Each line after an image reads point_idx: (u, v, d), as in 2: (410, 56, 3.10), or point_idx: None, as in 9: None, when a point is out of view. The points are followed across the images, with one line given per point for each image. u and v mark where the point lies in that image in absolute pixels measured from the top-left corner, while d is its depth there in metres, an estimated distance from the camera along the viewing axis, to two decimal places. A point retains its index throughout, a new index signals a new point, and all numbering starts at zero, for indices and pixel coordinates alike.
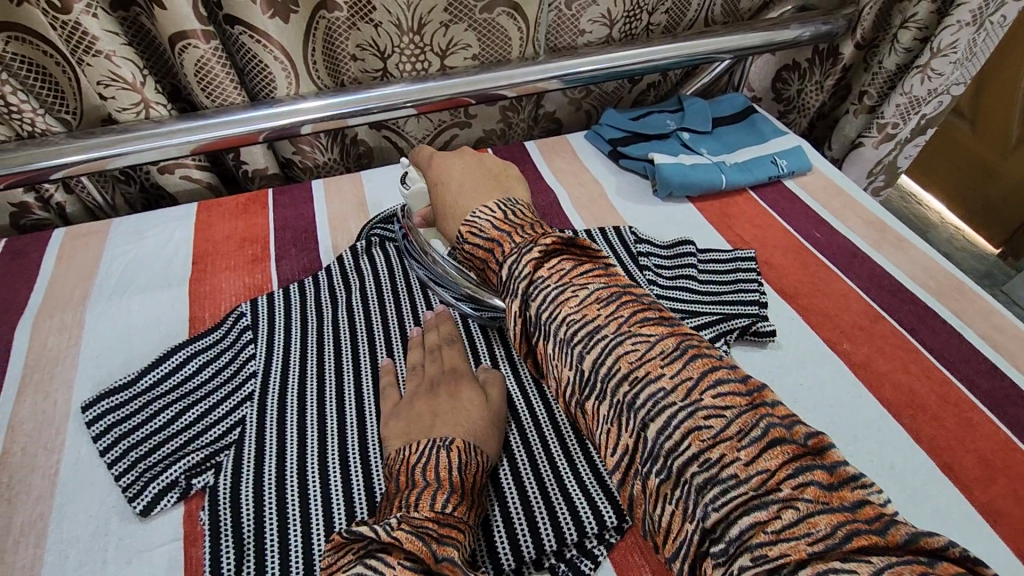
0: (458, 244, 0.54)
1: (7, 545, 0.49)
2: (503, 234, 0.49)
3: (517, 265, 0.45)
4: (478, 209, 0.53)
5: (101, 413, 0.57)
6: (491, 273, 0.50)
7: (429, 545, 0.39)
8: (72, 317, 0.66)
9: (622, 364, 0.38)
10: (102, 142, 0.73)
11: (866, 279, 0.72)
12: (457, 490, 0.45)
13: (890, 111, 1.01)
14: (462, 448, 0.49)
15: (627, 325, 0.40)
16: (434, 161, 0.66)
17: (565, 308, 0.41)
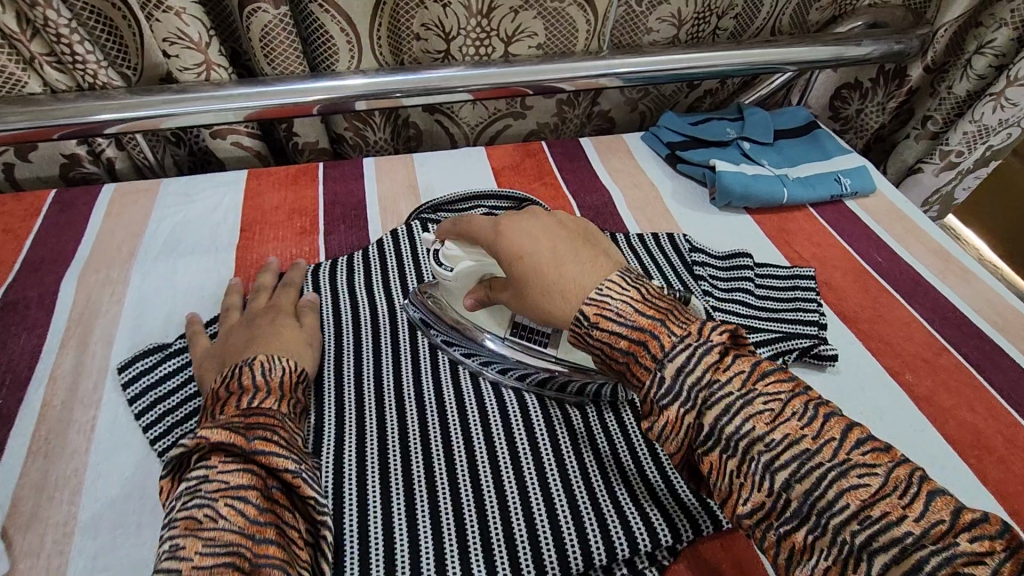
0: (579, 327, 0.43)
1: (43, 497, 0.48)
2: (656, 324, 0.41)
3: (680, 357, 0.39)
4: (600, 281, 0.43)
5: (139, 375, 0.56)
6: (639, 368, 0.41)
7: (239, 433, 0.42)
8: (117, 273, 0.66)
9: (754, 424, 0.37)
10: (159, 100, 0.72)
11: (929, 309, 0.69)
12: (272, 390, 0.47)
13: (955, 138, 0.98)
14: (265, 360, 0.49)
15: (748, 382, 0.38)
16: (501, 228, 0.48)
17: (716, 379, 0.38)
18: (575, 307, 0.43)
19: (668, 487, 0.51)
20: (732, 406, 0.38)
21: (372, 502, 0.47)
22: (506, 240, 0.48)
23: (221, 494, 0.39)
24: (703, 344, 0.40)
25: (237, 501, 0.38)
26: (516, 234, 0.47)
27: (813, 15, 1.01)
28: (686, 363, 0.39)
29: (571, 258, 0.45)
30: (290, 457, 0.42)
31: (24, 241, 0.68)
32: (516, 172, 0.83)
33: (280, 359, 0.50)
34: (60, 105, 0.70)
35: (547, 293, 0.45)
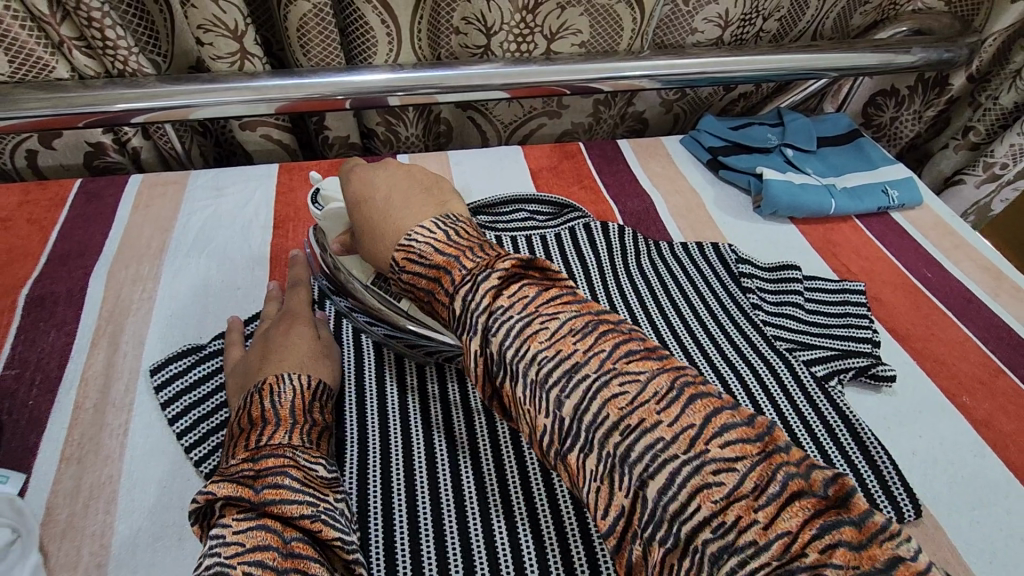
0: (393, 272, 0.44)
1: (78, 506, 0.46)
2: (449, 260, 0.40)
3: (464, 290, 0.38)
4: (413, 227, 0.44)
5: (172, 378, 0.54)
6: (440, 306, 0.40)
7: (244, 484, 0.39)
8: (148, 268, 0.63)
9: (702, 503, 0.28)
10: (192, 89, 0.70)
11: (983, 329, 0.67)
12: (280, 420, 0.45)
13: (1000, 151, 0.95)
14: (274, 382, 0.48)
15: (532, 304, 0.36)
16: (356, 173, 0.51)
17: (510, 313, 0.36)
18: (392, 247, 0.44)
19: None
20: (678, 472, 0.29)
21: (424, 522, 0.45)
22: (351, 190, 0.51)
23: (237, 558, 0.34)
24: (488, 272, 0.38)
25: (252, 563, 0.34)
26: (360, 178, 0.51)
27: (856, 20, 0.99)
28: (471, 296, 0.37)
29: (400, 198, 0.47)
30: (305, 501, 0.39)
31: (51, 233, 0.65)
32: (555, 175, 0.81)
33: (288, 376, 0.49)
34: (89, 93, 0.67)
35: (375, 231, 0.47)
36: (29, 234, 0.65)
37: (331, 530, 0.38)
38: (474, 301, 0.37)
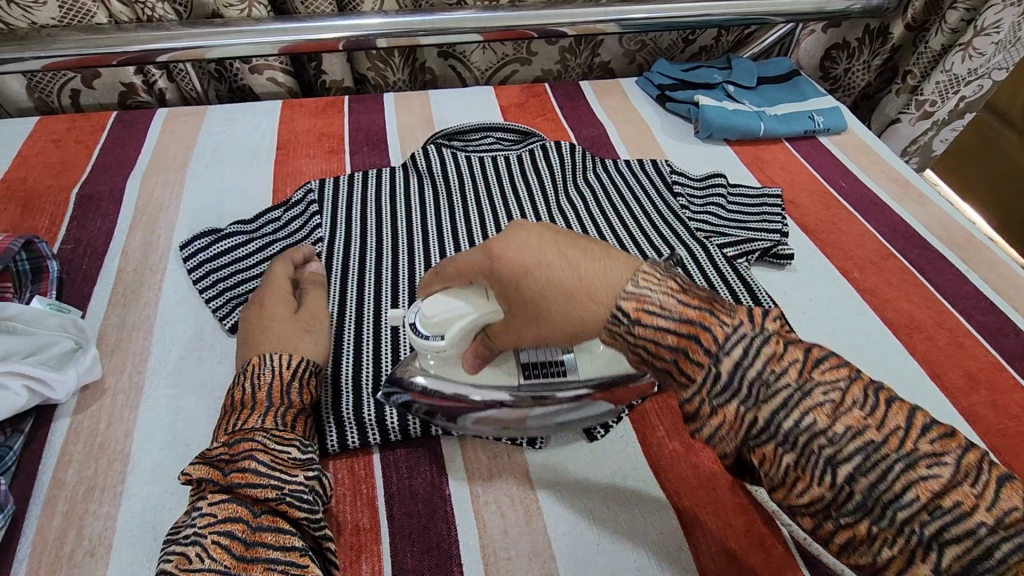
0: (620, 335, 0.37)
1: (124, 334, 0.59)
2: (705, 314, 0.36)
3: (737, 347, 0.34)
4: (630, 275, 0.37)
5: (194, 252, 0.66)
6: (688, 364, 0.36)
7: (218, 468, 0.43)
8: (174, 175, 0.76)
9: (919, 493, 0.30)
10: (207, 31, 0.83)
11: (884, 225, 0.77)
12: (257, 405, 0.47)
13: (929, 88, 1.06)
14: (256, 365, 0.50)
15: (711, 302, 0.37)
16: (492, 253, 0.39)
17: (753, 356, 0.34)
18: (608, 305, 0.37)
19: None
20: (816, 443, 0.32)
21: (363, 355, 0.57)
22: (502, 260, 0.39)
23: (208, 528, 0.40)
24: (760, 333, 0.35)
25: (223, 534, 0.40)
26: (516, 246, 0.38)
27: None
28: (745, 354, 0.34)
29: (584, 255, 0.38)
30: (270, 484, 0.42)
31: (94, 151, 0.79)
32: (521, 109, 0.92)
33: (269, 360, 0.50)
34: (124, 34, 0.81)
35: (563, 304, 0.38)
36: (76, 151, 0.78)
37: (296, 508, 0.42)
38: (747, 355, 0.34)
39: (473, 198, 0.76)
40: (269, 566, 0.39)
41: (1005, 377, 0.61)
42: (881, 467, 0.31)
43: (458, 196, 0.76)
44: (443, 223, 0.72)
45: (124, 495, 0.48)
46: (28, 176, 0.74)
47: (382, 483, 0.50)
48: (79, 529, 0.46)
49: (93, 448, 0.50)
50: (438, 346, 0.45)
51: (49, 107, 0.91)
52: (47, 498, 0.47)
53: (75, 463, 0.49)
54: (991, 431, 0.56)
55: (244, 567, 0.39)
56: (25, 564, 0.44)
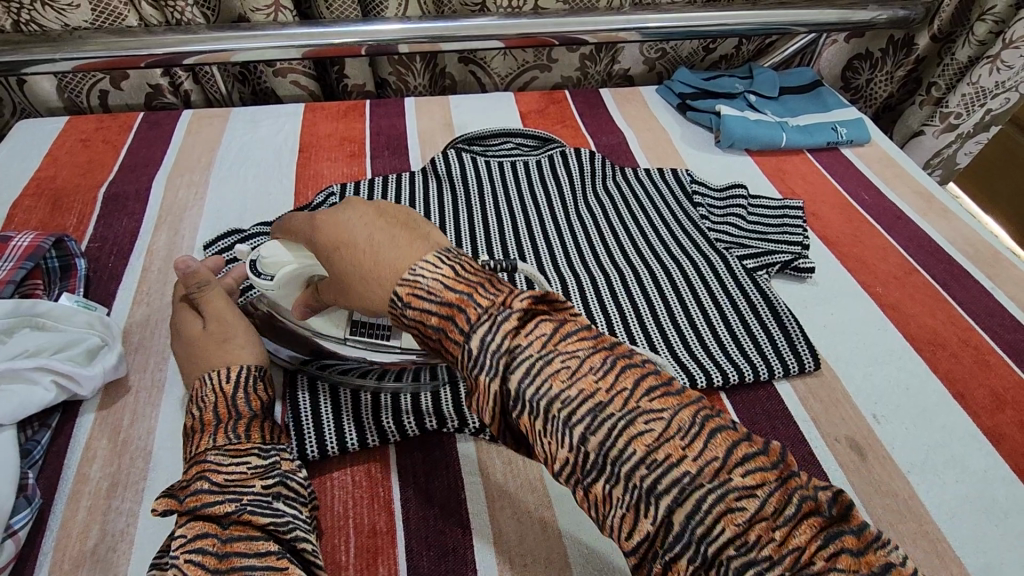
0: (395, 311, 0.39)
1: (148, 333, 0.60)
2: (463, 298, 0.36)
3: (483, 328, 0.35)
4: (415, 260, 0.38)
5: (219, 251, 0.67)
6: (451, 343, 0.37)
7: (172, 496, 0.40)
8: (199, 176, 0.77)
9: (727, 525, 0.29)
10: (234, 35, 0.84)
11: (907, 239, 0.76)
12: (207, 426, 0.45)
13: (954, 100, 1.05)
14: (196, 388, 0.48)
15: (551, 343, 0.35)
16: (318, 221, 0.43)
17: (557, 384, 0.33)
18: (389, 288, 0.39)
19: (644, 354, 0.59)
20: (699, 498, 0.30)
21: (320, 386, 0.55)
22: (323, 233, 0.42)
23: (180, 548, 0.37)
24: (565, 352, 0.34)
25: (194, 552, 0.37)
26: (335, 220, 0.42)
27: None
28: (489, 335, 0.35)
29: (386, 238, 0.40)
30: (226, 499, 0.39)
31: (121, 151, 0.80)
32: (540, 116, 0.92)
33: (208, 377, 0.48)
34: (154, 37, 0.82)
35: (364, 282, 0.40)
36: (104, 151, 0.80)
37: (260, 516, 0.39)
38: (494, 341, 0.35)
39: (494, 205, 0.76)
40: (245, 572, 0.36)
41: None
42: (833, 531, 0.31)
43: (477, 201, 0.76)
44: (462, 230, 0.72)
45: (146, 492, 0.48)
46: (57, 175, 0.75)
47: (399, 497, 0.50)
48: (102, 525, 0.46)
49: (116, 444, 0.51)
50: (266, 286, 0.50)
51: (78, 107, 0.93)
52: (72, 493, 0.48)
53: (99, 458, 0.50)
54: (1017, 454, 0.55)
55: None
56: (49, 558, 0.44)
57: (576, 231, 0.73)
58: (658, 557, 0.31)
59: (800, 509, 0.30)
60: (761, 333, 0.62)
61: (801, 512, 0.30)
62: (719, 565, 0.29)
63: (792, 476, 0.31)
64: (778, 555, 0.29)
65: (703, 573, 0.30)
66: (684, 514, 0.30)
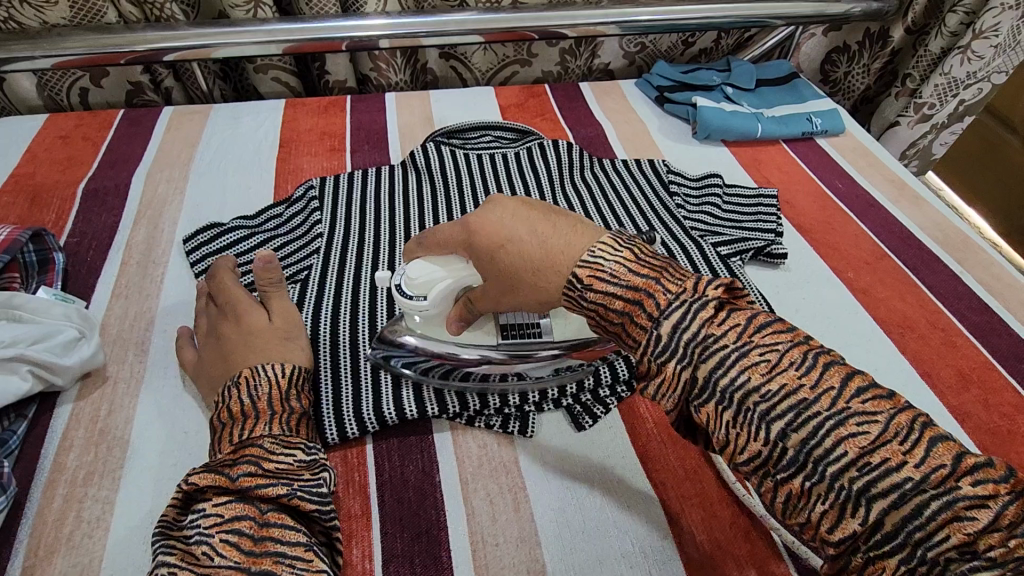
0: (573, 299, 0.40)
1: (126, 325, 0.60)
2: (651, 281, 0.38)
3: (677, 314, 0.37)
4: (589, 247, 0.40)
5: (198, 245, 0.67)
6: (635, 328, 0.38)
7: (222, 473, 0.43)
8: (179, 172, 0.78)
9: (848, 447, 0.32)
10: (214, 31, 0.84)
11: (878, 226, 0.78)
12: (260, 412, 0.47)
13: (928, 91, 1.07)
14: (250, 375, 0.49)
15: (746, 333, 0.36)
16: (471, 223, 0.42)
17: (711, 332, 0.36)
18: (567, 271, 0.40)
19: None
20: (821, 426, 0.33)
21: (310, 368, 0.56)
22: (479, 237, 0.42)
23: (215, 528, 0.41)
24: (698, 299, 0.37)
25: (231, 532, 0.41)
26: (490, 221, 0.42)
27: None
28: (683, 318, 0.36)
29: (552, 229, 0.41)
30: (278, 483, 0.43)
31: (101, 147, 0.80)
32: (520, 110, 0.93)
33: (265, 368, 0.50)
34: (133, 34, 0.83)
35: (532, 277, 0.41)
36: (84, 147, 0.80)
37: (306, 505, 0.43)
38: (687, 323, 0.36)
39: (472, 197, 0.77)
40: (278, 559, 0.40)
41: (996, 376, 0.61)
42: (813, 423, 0.33)
43: (455, 194, 0.77)
44: (440, 220, 0.73)
45: (124, 480, 0.49)
46: (37, 171, 0.76)
47: (374, 473, 0.51)
48: (78, 512, 0.47)
49: (94, 433, 0.52)
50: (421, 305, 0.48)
51: (58, 105, 0.94)
52: (49, 481, 0.48)
53: (76, 448, 0.51)
54: (981, 430, 0.56)
55: (254, 560, 0.39)
56: (26, 544, 0.45)
57: None
58: (768, 476, 0.34)
59: (925, 435, 0.31)
60: None
61: (924, 437, 0.31)
62: (841, 483, 0.32)
63: (909, 403, 0.33)
64: (903, 471, 0.31)
65: (820, 489, 0.32)
66: (799, 439, 0.33)
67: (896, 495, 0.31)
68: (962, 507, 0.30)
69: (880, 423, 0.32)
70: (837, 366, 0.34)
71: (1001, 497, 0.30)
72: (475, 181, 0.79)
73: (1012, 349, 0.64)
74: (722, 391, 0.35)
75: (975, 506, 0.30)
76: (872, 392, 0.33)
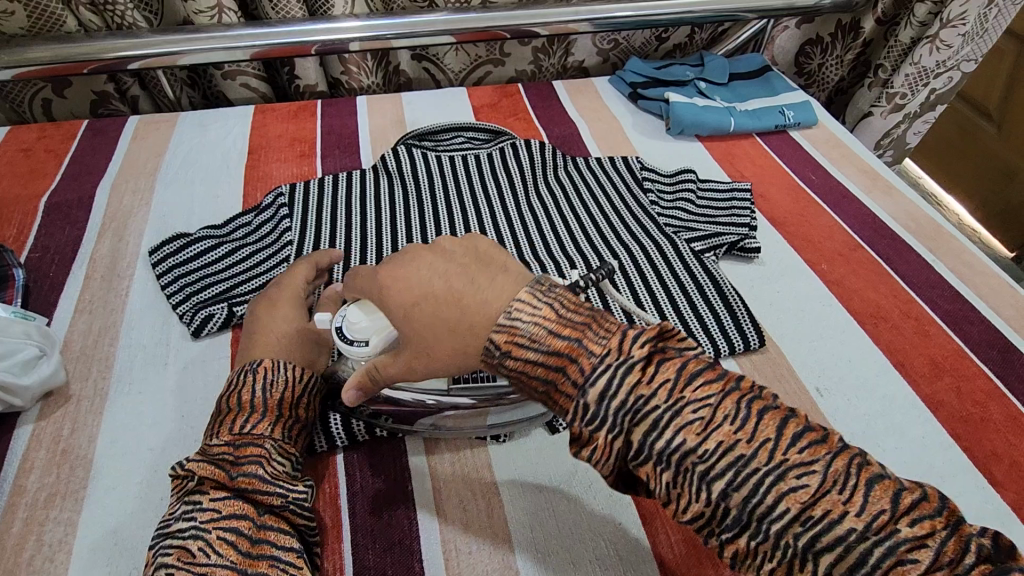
0: (494, 361, 0.40)
1: (90, 341, 0.59)
2: (573, 346, 0.37)
3: (601, 379, 0.35)
4: (506, 303, 0.40)
5: (164, 257, 0.66)
6: (562, 396, 0.38)
7: (224, 469, 0.42)
8: (144, 182, 0.77)
9: (790, 503, 0.32)
10: (178, 37, 0.83)
11: (852, 217, 0.78)
12: (268, 409, 0.46)
13: (899, 81, 1.07)
14: (268, 368, 0.48)
15: (676, 390, 0.35)
16: (383, 286, 0.43)
17: (640, 395, 0.35)
18: (484, 336, 0.40)
19: None
20: (761, 482, 0.32)
21: None
22: (392, 296, 0.43)
23: (212, 524, 0.39)
24: (623, 362, 0.36)
25: (228, 530, 0.39)
26: (406, 277, 0.43)
27: None
28: (609, 385, 0.35)
29: (468, 284, 0.41)
30: (277, 492, 0.42)
31: (64, 160, 0.79)
32: (493, 110, 0.93)
33: (285, 366, 0.49)
34: (94, 42, 0.81)
35: (446, 338, 0.41)
36: (46, 160, 0.78)
37: (298, 518, 0.42)
38: (614, 386, 0.35)
39: (447, 201, 0.76)
40: (272, 563, 0.39)
41: (968, 363, 0.61)
42: (752, 481, 0.32)
43: (428, 197, 0.76)
44: (413, 224, 0.73)
45: (86, 501, 0.48)
46: None
47: (344, 483, 0.50)
48: (38, 536, 0.46)
49: (56, 454, 0.51)
50: (359, 352, 0.46)
51: (21, 117, 0.92)
52: (7, 505, 0.47)
53: (37, 469, 0.49)
54: (954, 418, 0.57)
55: (249, 563, 0.38)
56: None
57: (527, 221, 0.74)
58: (713, 534, 0.34)
59: (861, 478, 0.32)
60: (707, 314, 0.63)
61: (862, 479, 0.32)
62: (785, 540, 0.32)
63: (844, 445, 0.33)
64: (846, 522, 0.31)
65: (765, 548, 0.32)
66: (741, 498, 0.33)
67: (841, 547, 0.31)
68: (903, 550, 0.30)
69: (816, 475, 0.32)
70: (769, 411, 0.34)
71: (938, 532, 0.30)
72: (448, 183, 0.78)
73: (984, 336, 0.64)
74: (663, 454, 0.34)
75: (914, 547, 0.30)
76: (807, 439, 0.33)
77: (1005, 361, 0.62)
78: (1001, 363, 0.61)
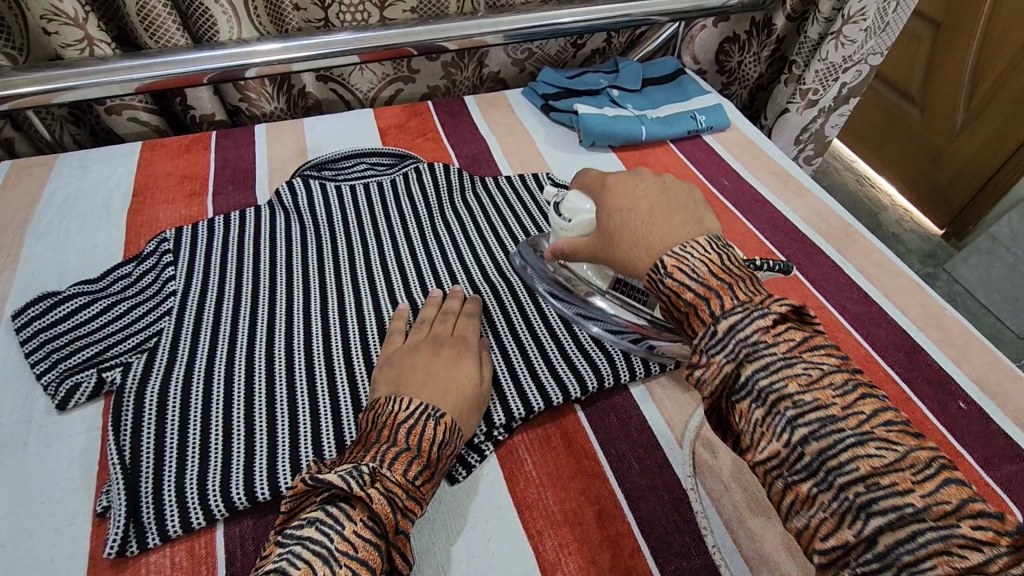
0: (653, 276, 0.44)
1: None
2: (726, 285, 0.41)
3: (736, 317, 0.39)
4: (688, 242, 0.45)
5: (28, 320, 0.60)
6: (696, 320, 0.41)
7: (393, 515, 0.41)
8: (12, 235, 0.70)
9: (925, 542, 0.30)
10: (48, 75, 0.76)
11: (762, 222, 0.77)
12: (427, 471, 0.45)
13: (810, 78, 1.08)
14: (449, 428, 0.47)
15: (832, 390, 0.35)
16: (608, 184, 0.53)
17: (794, 388, 0.36)
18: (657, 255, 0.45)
19: (509, 375, 0.57)
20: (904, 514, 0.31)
21: (147, 444, 0.51)
22: (611, 191, 0.52)
23: (347, 558, 0.37)
24: (761, 310, 0.39)
25: (360, 575, 0.37)
26: (628, 185, 0.52)
27: None
28: (741, 323, 0.39)
29: (668, 217, 0.48)
30: (403, 563, 0.41)
31: None
32: (402, 131, 0.89)
33: (456, 433, 0.48)
34: None
35: (631, 243, 0.48)
36: None
37: None
38: (770, 378, 0.36)
39: (346, 236, 0.72)
40: None
41: (876, 367, 0.61)
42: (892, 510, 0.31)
43: (327, 231, 0.72)
44: (308, 261, 0.69)
45: None
46: None
47: (224, 564, 0.47)
48: None
49: None
50: (562, 225, 0.58)
51: None
52: None
53: None
54: None
55: None
56: None
57: (431, 250, 0.71)
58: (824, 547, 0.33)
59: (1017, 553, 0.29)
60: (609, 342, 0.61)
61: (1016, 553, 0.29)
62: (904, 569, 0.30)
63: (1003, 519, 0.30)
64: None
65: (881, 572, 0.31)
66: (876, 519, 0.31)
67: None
68: None
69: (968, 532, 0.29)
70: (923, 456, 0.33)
71: None
72: (348, 214, 0.74)
73: (891, 337, 0.64)
74: (809, 452, 0.34)
75: None
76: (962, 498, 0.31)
77: (911, 362, 0.62)
78: (907, 366, 0.61)
